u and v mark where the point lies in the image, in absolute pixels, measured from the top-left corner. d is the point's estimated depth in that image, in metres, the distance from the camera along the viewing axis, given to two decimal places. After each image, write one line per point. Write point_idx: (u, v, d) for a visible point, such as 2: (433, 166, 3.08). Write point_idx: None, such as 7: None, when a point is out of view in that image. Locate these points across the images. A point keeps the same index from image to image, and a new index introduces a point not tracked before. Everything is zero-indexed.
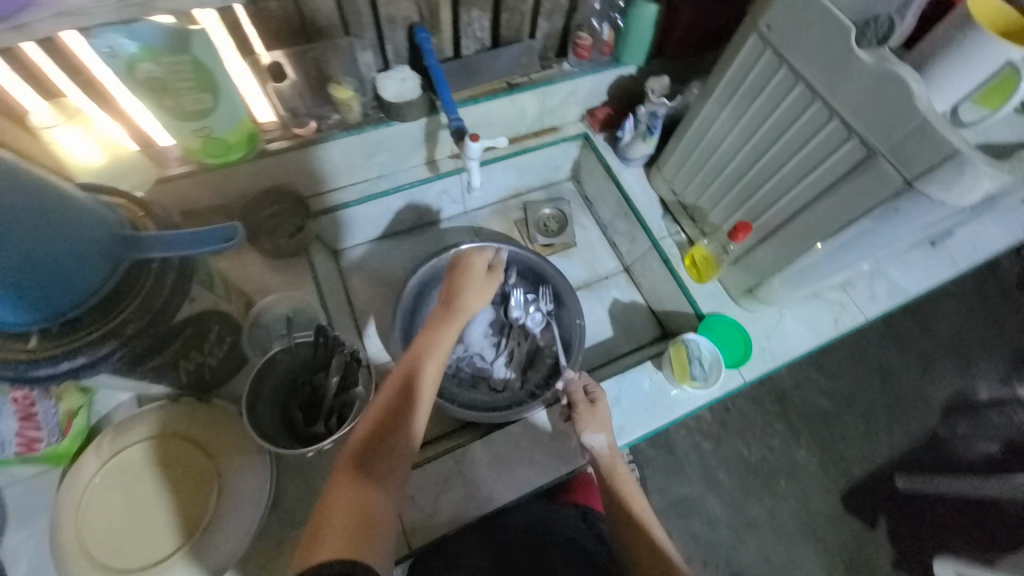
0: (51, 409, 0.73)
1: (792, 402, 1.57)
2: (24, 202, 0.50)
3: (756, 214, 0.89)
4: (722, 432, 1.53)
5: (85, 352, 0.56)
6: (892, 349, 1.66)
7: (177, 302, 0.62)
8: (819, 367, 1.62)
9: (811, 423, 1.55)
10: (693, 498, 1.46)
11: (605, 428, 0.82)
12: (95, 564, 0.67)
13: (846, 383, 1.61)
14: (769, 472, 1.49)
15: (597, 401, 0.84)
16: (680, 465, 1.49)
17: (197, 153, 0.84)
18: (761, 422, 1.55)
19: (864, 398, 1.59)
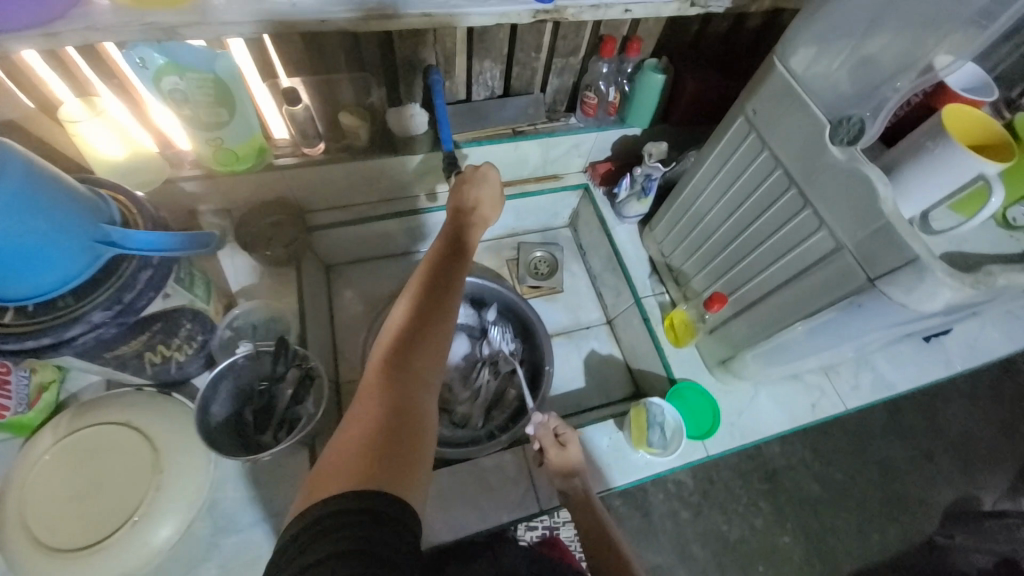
0: (23, 378, 0.76)
1: (782, 482, 1.50)
2: (23, 186, 0.54)
3: (733, 287, 0.90)
4: (702, 502, 1.46)
5: (49, 333, 0.59)
6: (893, 441, 1.58)
7: (147, 298, 0.65)
8: (814, 450, 1.54)
9: (799, 508, 1.47)
10: (664, 568, 1.39)
11: (576, 471, 0.83)
12: (26, 541, 0.68)
13: (840, 470, 1.53)
14: (746, 554, 1.41)
15: (567, 441, 0.84)
16: (653, 531, 1.42)
17: (208, 159, 0.90)
18: (744, 497, 1.47)
19: (855, 489, 1.51)
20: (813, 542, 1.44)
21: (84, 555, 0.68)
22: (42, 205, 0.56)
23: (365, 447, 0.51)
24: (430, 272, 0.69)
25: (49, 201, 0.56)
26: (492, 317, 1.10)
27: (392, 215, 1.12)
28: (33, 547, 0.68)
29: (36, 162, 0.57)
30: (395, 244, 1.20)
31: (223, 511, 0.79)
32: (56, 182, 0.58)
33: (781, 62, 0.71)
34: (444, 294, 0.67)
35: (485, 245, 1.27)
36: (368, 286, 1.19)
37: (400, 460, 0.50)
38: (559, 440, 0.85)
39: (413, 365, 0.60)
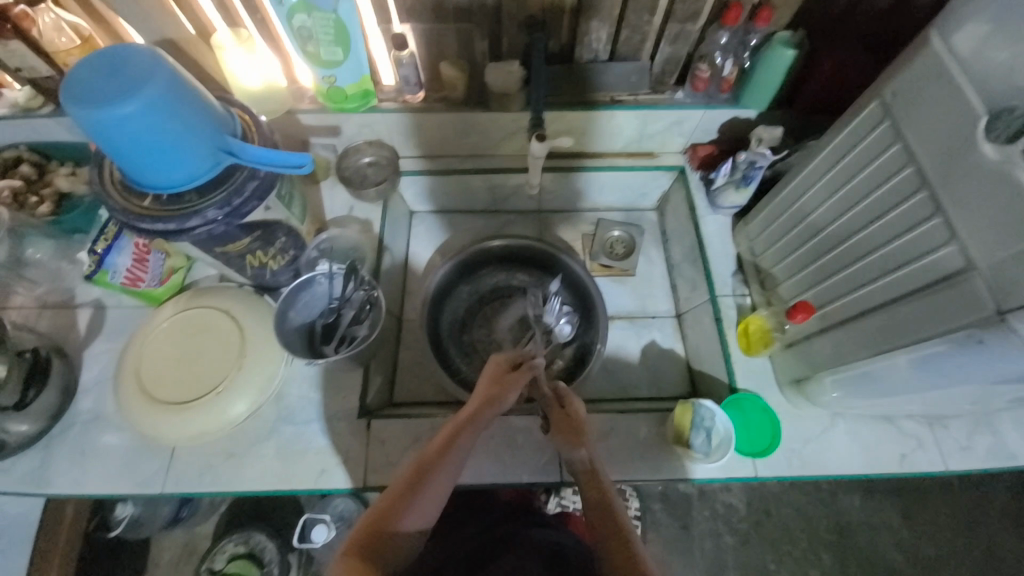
0: (160, 261, 0.93)
1: (852, 538, 1.32)
2: (168, 92, 0.64)
3: (826, 301, 0.79)
4: (751, 531, 1.34)
5: (175, 220, 0.71)
6: (1006, 528, 1.33)
7: (251, 206, 0.76)
8: (900, 511, 1.34)
9: (870, 574, 1.29)
10: None
11: (582, 436, 0.74)
12: (139, 390, 0.85)
13: (934, 545, 1.31)
14: None
15: (572, 408, 0.77)
16: (689, 545, 1.34)
17: (322, 96, 1.00)
18: (804, 541, 1.33)
19: (945, 570, 1.29)
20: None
21: (176, 412, 0.82)
22: (181, 112, 0.66)
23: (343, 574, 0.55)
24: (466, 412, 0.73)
25: (188, 109, 0.66)
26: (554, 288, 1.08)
27: (477, 171, 1.14)
28: (143, 397, 0.84)
29: (181, 74, 0.68)
30: (476, 201, 1.24)
31: (286, 406, 0.89)
32: (193, 95, 0.68)
33: (942, 38, 0.58)
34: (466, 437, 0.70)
35: (564, 217, 1.26)
36: (445, 236, 1.24)
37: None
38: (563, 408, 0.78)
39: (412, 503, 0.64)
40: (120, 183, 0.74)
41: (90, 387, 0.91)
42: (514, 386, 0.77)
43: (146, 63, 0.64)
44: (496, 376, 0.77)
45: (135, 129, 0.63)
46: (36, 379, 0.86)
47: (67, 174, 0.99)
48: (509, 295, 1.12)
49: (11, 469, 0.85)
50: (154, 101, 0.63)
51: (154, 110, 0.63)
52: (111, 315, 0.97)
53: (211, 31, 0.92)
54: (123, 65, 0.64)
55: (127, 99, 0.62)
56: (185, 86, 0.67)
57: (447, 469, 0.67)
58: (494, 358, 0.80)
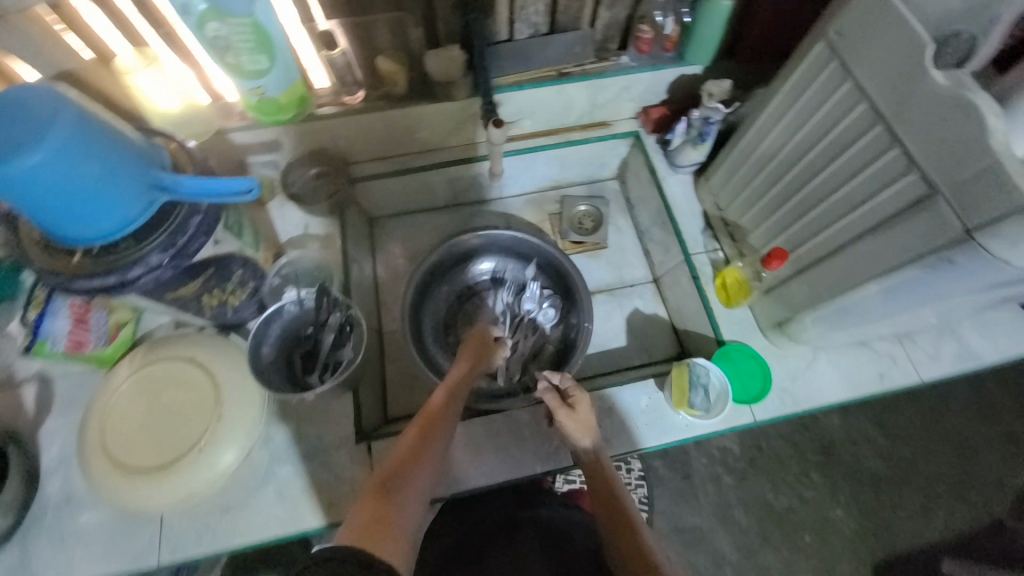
0: (102, 319, 0.84)
1: (839, 455, 1.42)
2: (79, 131, 0.57)
3: (797, 244, 0.81)
4: (747, 468, 1.41)
5: (115, 273, 0.64)
6: (967, 419, 1.45)
7: (200, 242, 0.69)
8: (874, 422, 1.44)
9: (858, 485, 1.39)
10: (702, 529, 1.37)
11: (590, 429, 0.77)
12: (110, 461, 0.77)
13: (909, 447, 1.42)
14: (793, 522, 1.36)
15: (577, 400, 0.79)
16: (693, 493, 1.40)
17: (253, 110, 0.92)
18: (795, 467, 1.41)
19: (920, 466, 1.40)
20: (868, 517, 1.36)
21: (159, 476, 0.76)
22: (98, 154, 0.59)
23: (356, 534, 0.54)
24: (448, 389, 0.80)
25: (105, 150, 0.59)
26: (531, 273, 1.09)
27: (432, 166, 1.09)
28: (115, 469, 0.77)
29: (92, 111, 0.60)
30: (435, 197, 1.19)
31: (278, 445, 0.84)
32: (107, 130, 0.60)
33: None
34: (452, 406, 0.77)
35: (528, 199, 1.24)
36: (410, 238, 1.20)
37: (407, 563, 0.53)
38: (567, 402, 0.79)
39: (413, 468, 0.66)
40: (40, 241, 0.65)
41: (54, 468, 0.83)
42: (493, 352, 0.91)
43: (49, 105, 0.57)
44: (478, 345, 0.90)
45: (48, 180, 0.56)
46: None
47: None
48: (488, 288, 1.11)
49: None
50: (64, 145, 0.56)
51: (66, 156, 0.56)
52: (62, 386, 0.88)
53: (111, 56, 0.82)
54: (19, 109, 0.56)
55: (32, 148, 0.54)
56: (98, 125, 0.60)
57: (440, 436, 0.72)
58: (479, 329, 0.94)
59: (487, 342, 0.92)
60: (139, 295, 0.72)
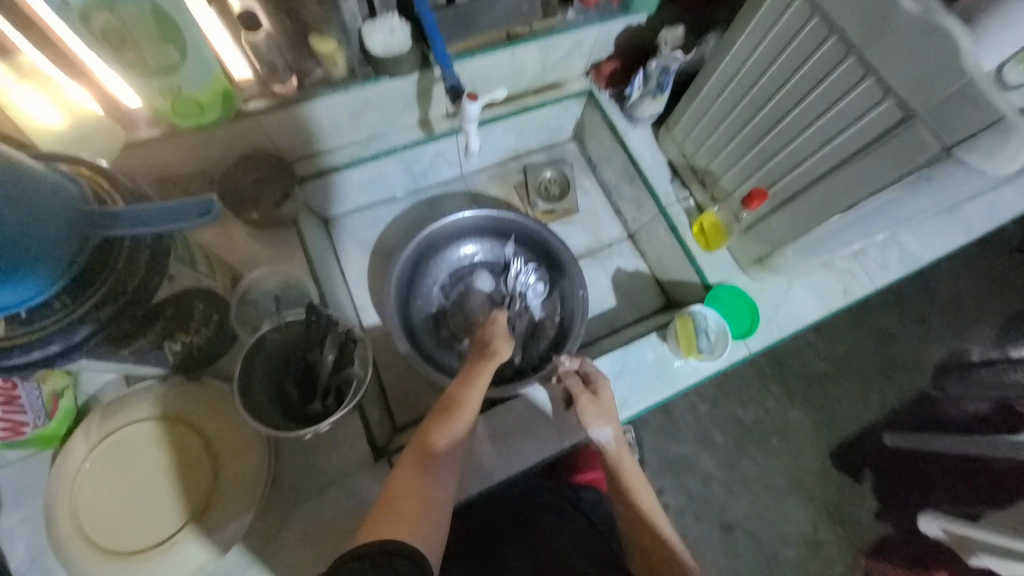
0: (35, 392, 0.70)
1: (790, 364, 1.56)
2: None
3: (773, 181, 0.85)
4: (718, 394, 1.53)
5: (60, 338, 0.52)
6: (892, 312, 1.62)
7: (155, 284, 0.58)
8: (816, 330, 1.59)
9: (808, 385, 1.55)
10: (688, 456, 1.47)
11: (611, 414, 0.82)
12: (95, 546, 0.66)
13: (843, 343, 1.58)
14: (762, 432, 1.50)
15: (598, 387, 0.83)
16: (675, 427, 1.49)
17: (167, 114, 0.78)
18: (756, 382, 1.54)
19: (859, 360, 1.57)
20: (822, 413, 1.52)
21: (166, 546, 0.67)
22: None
23: (383, 527, 0.58)
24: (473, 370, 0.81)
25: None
26: (511, 250, 1.06)
27: (387, 153, 1.01)
28: (105, 553, 0.66)
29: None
30: (393, 186, 1.10)
31: (289, 484, 0.77)
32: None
33: None
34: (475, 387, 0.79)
35: (491, 172, 1.19)
36: (373, 234, 1.10)
37: (424, 549, 0.58)
38: (590, 388, 0.83)
39: (438, 451, 0.70)
40: None
41: (25, 572, 0.71)
42: (502, 339, 0.88)
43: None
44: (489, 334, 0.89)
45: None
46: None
47: None
48: (470, 274, 1.06)
49: None
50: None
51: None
52: (4, 479, 0.74)
53: None
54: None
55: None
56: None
57: (457, 424, 0.74)
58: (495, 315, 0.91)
59: (499, 328, 0.90)
60: (90, 356, 0.60)
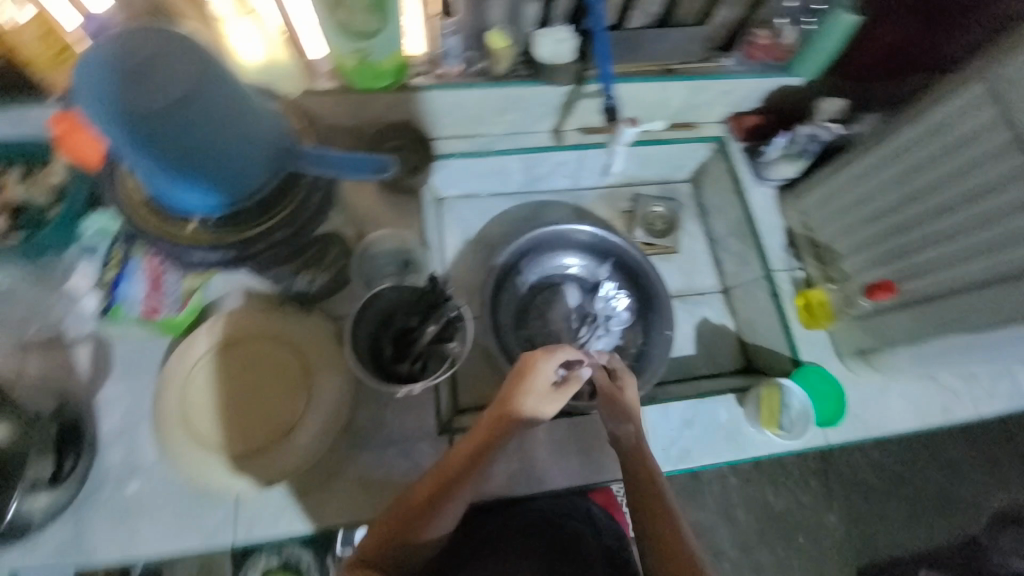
0: (175, 283, 0.78)
1: (838, 466, 1.46)
2: (209, 98, 0.51)
3: (905, 278, 0.87)
4: (753, 471, 1.44)
5: (237, 248, 0.59)
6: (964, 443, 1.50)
7: (317, 221, 0.63)
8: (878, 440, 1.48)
9: (851, 492, 1.44)
10: (706, 524, 1.39)
11: (633, 413, 0.74)
12: (194, 438, 0.77)
13: (900, 460, 1.47)
14: (790, 525, 1.41)
15: (623, 382, 0.76)
16: (701, 492, 1.42)
17: (348, 73, 0.85)
18: (797, 474, 1.44)
19: (915, 484, 1.45)
20: (858, 527, 1.42)
21: (252, 456, 0.77)
22: (203, 110, 0.51)
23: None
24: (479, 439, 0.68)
25: (216, 105, 0.52)
26: (604, 272, 1.08)
27: (517, 150, 1.04)
28: (202, 445, 0.76)
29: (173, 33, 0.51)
30: (509, 183, 1.14)
31: (357, 430, 0.82)
32: (228, 88, 0.53)
33: None
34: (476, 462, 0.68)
35: (601, 192, 1.20)
36: (477, 222, 1.15)
37: None
38: (616, 383, 0.76)
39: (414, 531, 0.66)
40: (147, 204, 0.60)
41: (115, 438, 0.80)
42: (541, 398, 0.69)
43: (160, 55, 0.49)
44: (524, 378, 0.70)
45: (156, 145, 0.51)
46: (69, 446, 0.76)
47: (19, 180, 0.83)
48: (558, 284, 1.08)
49: (34, 548, 0.75)
50: (168, 107, 0.49)
51: (169, 117, 0.50)
52: (120, 352, 0.83)
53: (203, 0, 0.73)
54: (133, 61, 0.49)
55: (145, 112, 0.49)
56: (198, 66, 0.51)
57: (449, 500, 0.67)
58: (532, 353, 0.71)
59: (544, 380, 0.70)
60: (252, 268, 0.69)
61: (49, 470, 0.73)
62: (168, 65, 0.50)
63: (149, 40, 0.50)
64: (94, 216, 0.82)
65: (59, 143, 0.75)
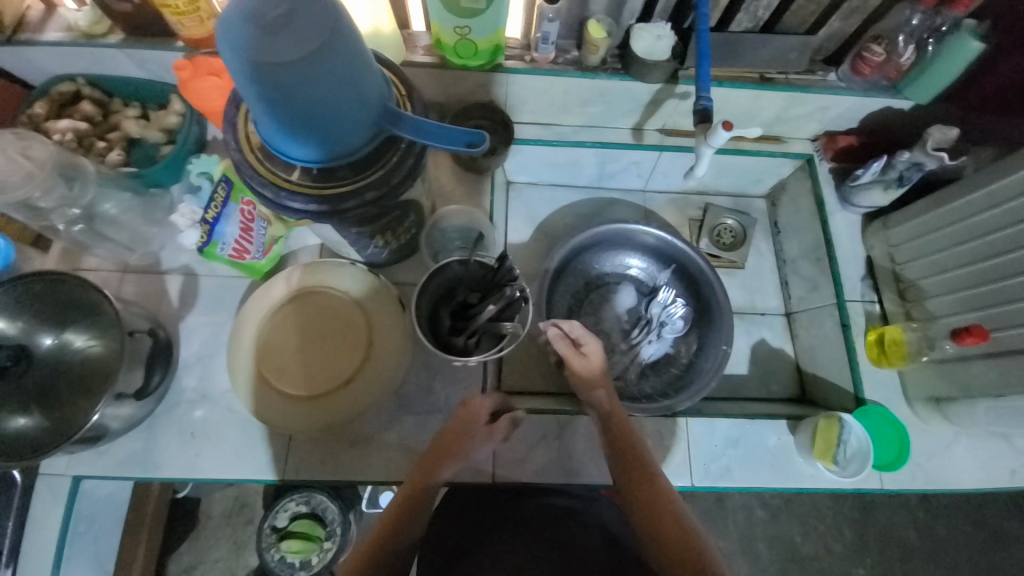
0: (262, 229, 0.86)
1: (876, 519, 1.38)
2: (332, 58, 0.54)
3: (1000, 325, 0.81)
4: (783, 508, 1.38)
5: (331, 202, 0.62)
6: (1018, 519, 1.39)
7: (406, 186, 0.65)
8: (924, 499, 1.39)
9: (887, 549, 1.36)
10: (725, 553, 1.35)
11: (601, 377, 0.77)
12: (261, 376, 0.81)
13: (945, 526, 1.38)
14: (815, 570, 1.34)
15: (588, 348, 0.77)
16: (725, 519, 1.37)
17: (446, 50, 0.88)
18: (830, 519, 1.37)
19: (957, 552, 1.36)
20: None
21: (311, 401, 0.81)
22: (324, 69, 0.54)
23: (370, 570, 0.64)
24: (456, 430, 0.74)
25: (338, 66, 0.54)
26: (665, 278, 1.06)
27: (593, 143, 1.03)
28: (266, 384, 0.81)
29: None
30: (579, 176, 1.14)
31: (407, 393, 0.86)
32: (349, 50, 0.56)
33: None
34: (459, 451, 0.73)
35: (671, 197, 1.17)
36: (541, 211, 1.15)
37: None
38: (580, 350, 0.78)
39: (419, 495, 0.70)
40: (258, 148, 0.64)
41: (192, 363, 0.87)
42: (484, 436, 0.74)
43: (295, 11, 0.52)
44: (464, 423, 0.75)
45: (275, 97, 0.54)
46: (157, 362, 0.83)
47: (136, 117, 0.92)
48: (616, 282, 1.07)
49: (110, 451, 0.82)
50: (296, 64, 0.52)
51: (295, 72, 0.52)
52: (206, 286, 0.91)
53: None
54: (273, 14, 0.51)
55: (278, 64, 0.52)
56: (327, 26, 0.53)
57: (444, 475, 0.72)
58: (468, 404, 0.76)
59: (480, 420, 0.76)
60: (341, 224, 0.73)
61: (139, 382, 0.79)
62: (304, 23, 0.52)
63: None
64: (197, 159, 0.91)
65: (182, 88, 0.82)
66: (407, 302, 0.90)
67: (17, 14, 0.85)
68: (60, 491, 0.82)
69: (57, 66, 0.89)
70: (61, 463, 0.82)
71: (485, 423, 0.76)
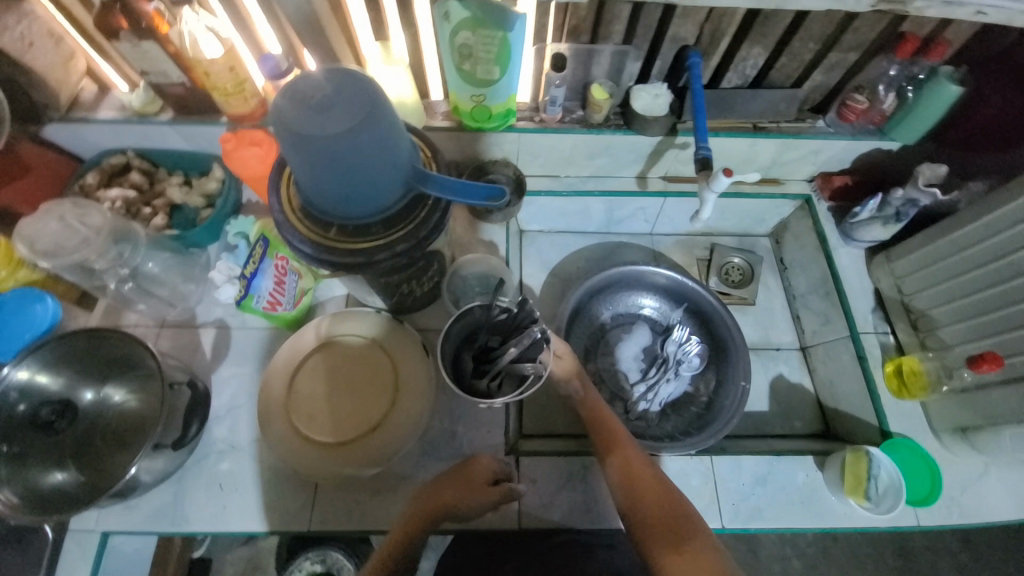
0: (294, 282, 0.91)
1: (919, 565, 1.31)
2: (372, 129, 0.61)
3: (1013, 351, 0.82)
4: (820, 558, 1.32)
5: (364, 254, 0.67)
6: None
7: (435, 237, 0.70)
8: (965, 541, 1.33)
9: None
10: None
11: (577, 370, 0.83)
12: (291, 424, 0.83)
13: (989, 570, 1.31)
14: None
15: (561, 350, 0.82)
16: (759, 571, 1.31)
17: (463, 115, 0.96)
18: (871, 568, 1.30)
19: None
20: None
21: (339, 448, 0.82)
22: (365, 139, 0.60)
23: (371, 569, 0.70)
24: (467, 473, 0.77)
25: (377, 135, 0.61)
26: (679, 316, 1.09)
27: (601, 193, 1.11)
28: (296, 431, 0.83)
29: (350, 74, 0.61)
30: (588, 222, 1.20)
31: (431, 439, 0.88)
32: (388, 122, 0.63)
33: None
34: (464, 493, 0.75)
35: (678, 239, 1.22)
36: (554, 256, 1.20)
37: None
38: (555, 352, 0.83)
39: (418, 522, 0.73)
40: (299, 209, 0.70)
41: (222, 415, 0.89)
42: (482, 495, 0.75)
43: (341, 94, 0.60)
44: (465, 475, 0.77)
45: (318, 165, 0.61)
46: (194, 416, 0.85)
47: (179, 184, 0.99)
48: (630, 321, 1.11)
49: (140, 505, 0.83)
50: (340, 136, 0.59)
51: (338, 143, 0.59)
52: (238, 339, 0.95)
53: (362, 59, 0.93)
54: (320, 96, 0.59)
55: (323, 136, 0.59)
56: (368, 103, 0.61)
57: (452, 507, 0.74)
58: (482, 461, 0.79)
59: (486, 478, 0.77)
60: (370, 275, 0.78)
61: (177, 433, 0.82)
62: (348, 102, 0.60)
63: (332, 80, 0.60)
64: (235, 220, 0.97)
65: (226, 158, 0.91)
66: (430, 347, 0.93)
67: (73, 94, 0.95)
68: (89, 547, 0.82)
69: (111, 140, 0.99)
70: (91, 518, 0.83)
71: (489, 484, 0.77)
